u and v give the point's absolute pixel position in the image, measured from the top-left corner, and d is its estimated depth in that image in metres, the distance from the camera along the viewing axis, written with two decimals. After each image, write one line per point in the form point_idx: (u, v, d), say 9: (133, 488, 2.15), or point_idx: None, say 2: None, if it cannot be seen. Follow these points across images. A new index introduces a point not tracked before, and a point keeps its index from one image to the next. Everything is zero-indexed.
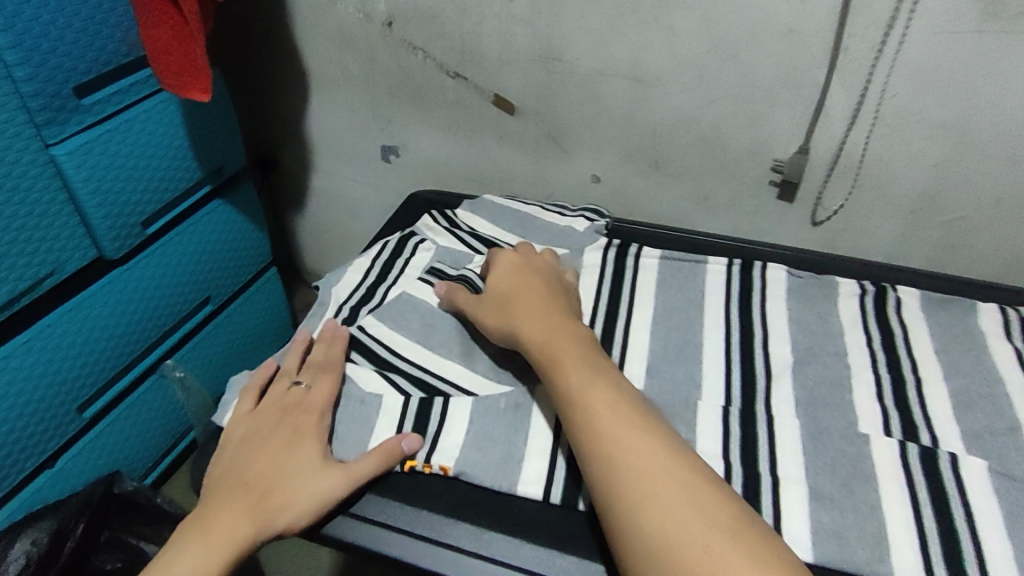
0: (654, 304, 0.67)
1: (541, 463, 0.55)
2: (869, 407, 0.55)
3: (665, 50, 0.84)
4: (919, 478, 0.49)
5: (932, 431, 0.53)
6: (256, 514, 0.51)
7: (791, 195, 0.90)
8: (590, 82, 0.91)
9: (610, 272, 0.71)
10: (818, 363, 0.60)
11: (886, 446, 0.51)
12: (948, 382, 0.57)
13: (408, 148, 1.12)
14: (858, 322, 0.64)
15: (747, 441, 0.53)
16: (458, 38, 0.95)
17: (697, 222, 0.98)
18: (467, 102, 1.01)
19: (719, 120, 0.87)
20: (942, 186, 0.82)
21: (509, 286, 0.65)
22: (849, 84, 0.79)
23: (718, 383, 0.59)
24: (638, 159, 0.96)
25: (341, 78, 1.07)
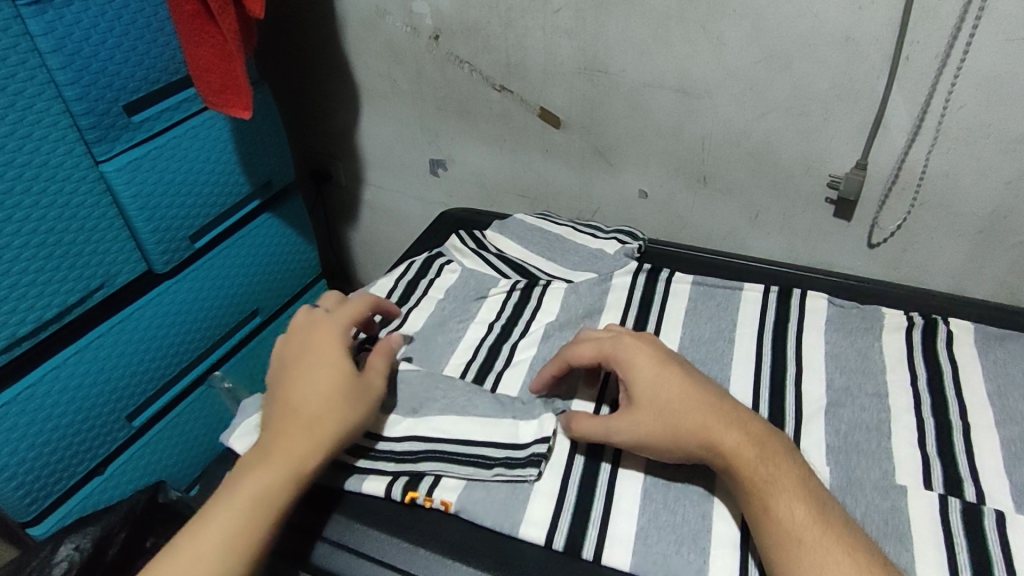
0: (680, 334, 0.65)
1: (546, 505, 0.54)
2: (908, 456, 0.52)
3: (713, 61, 0.81)
4: (961, 539, 0.46)
5: (978, 485, 0.50)
6: (312, 438, 0.54)
7: (848, 213, 0.84)
8: (636, 94, 0.89)
9: (638, 298, 0.69)
10: (854, 404, 0.57)
11: (924, 501, 0.48)
12: (1001, 430, 0.54)
13: (455, 162, 1.12)
14: (903, 359, 0.60)
15: None
16: (503, 51, 0.95)
17: (749, 240, 0.94)
18: (512, 115, 1.01)
19: (769, 131, 0.83)
20: (1018, 204, 0.76)
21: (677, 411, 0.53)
22: (911, 92, 0.73)
23: None
24: (685, 173, 0.93)
25: (390, 92, 1.09)
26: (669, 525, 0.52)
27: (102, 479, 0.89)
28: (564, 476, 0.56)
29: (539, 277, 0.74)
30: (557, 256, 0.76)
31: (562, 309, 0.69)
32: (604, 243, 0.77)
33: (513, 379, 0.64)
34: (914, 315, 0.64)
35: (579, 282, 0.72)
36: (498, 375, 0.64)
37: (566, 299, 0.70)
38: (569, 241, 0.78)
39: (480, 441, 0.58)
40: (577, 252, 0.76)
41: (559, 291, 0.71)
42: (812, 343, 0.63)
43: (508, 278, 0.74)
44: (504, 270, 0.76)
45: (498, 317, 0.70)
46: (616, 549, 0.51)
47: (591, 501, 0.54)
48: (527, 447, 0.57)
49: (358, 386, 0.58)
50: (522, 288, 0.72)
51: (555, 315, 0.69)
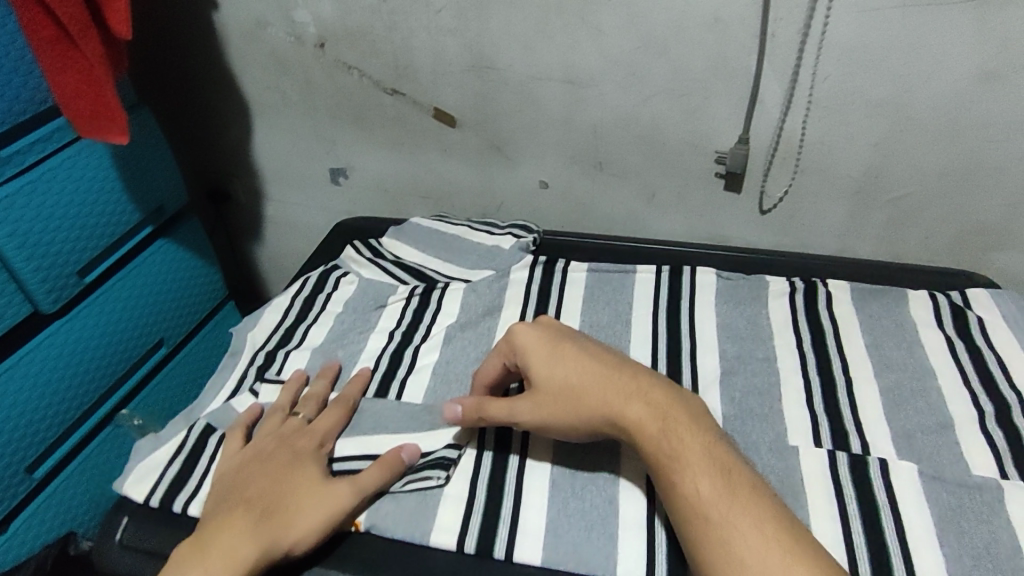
0: (579, 322, 0.66)
1: (456, 508, 0.53)
2: (797, 415, 0.54)
3: (594, 50, 0.82)
4: (850, 490, 0.49)
5: (862, 436, 0.53)
6: (258, 534, 0.48)
7: (737, 185, 0.87)
8: (525, 88, 0.89)
9: (535, 290, 0.69)
10: (747, 371, 0.59)
11: (815, 458, 0.51)
12: (879, 380, 0.57)
13: (356, 169, 1.09)
14: (788, 322, 0.63)
15: None
16: (390, 55, 0.93)
17: (648, 221, 0.96)
18: (407, 117, 0.99)
19: (655, 114, 0.85)
20: (886, 164, 0.80)
21: (567, 387, 0.52)
22: (782, 66, 0.76)
23: None
24: (581, 161, 0.94)
25: (282, 105, 1.05)
26: (577, 513, 0.52)
27: (5, 538, 0.81)
28: (474, 478, 0.55)
29: (438, 280, 0.72)
30: (455, 257, 0.75)
31: (462, 308, 0.68)
32: (500, 239, 0.76)
33: (415, 385, 0.62)
34: (796, 280, 0.67)
35: (478, 281, 0.71)
36: (402, 383, 0.63)
37: (466, 299, 0.69)
38: (466, 240, 0.77)
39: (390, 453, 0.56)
40: (475, 251, 0.75)
41: (458, 292, 0.70)
42: (703, 317, 0.65)
43: (407, 284, 0.73)
44: (402, 276, 0.74)
45: (399, 325, 0.68)
46: (527, 543, 0.51)
47: (501, 499, 0.54)
48: (436, 453, 0.56)
49: (323, 487, 0.52)
50: (421, 293, 0.70)
51: (455, 315, 0.68)
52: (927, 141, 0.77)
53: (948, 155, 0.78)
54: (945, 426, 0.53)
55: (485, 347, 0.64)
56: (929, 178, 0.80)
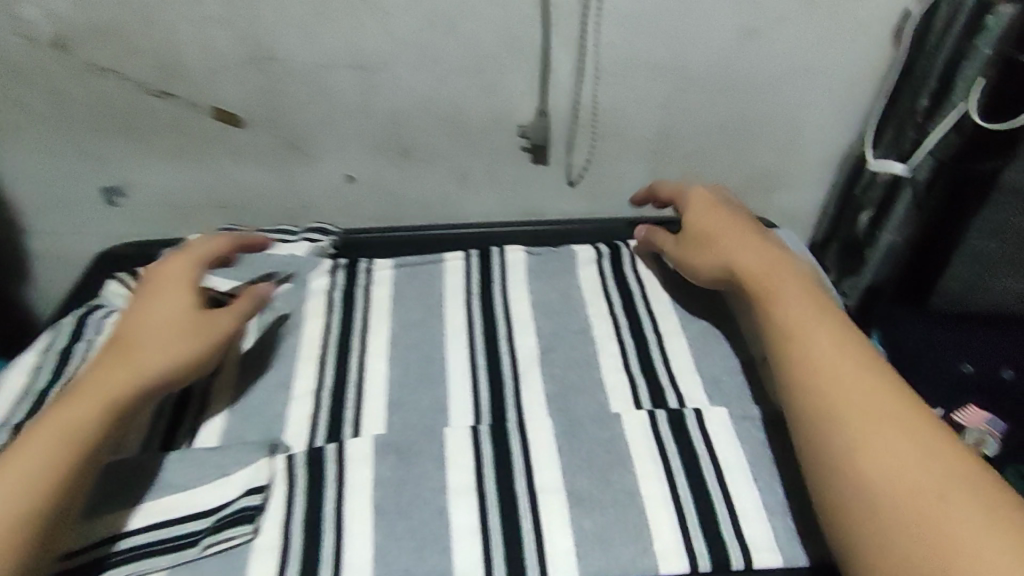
0: (390, 325, 0.65)
1: (272, 559, 0.48)
2: (617, 381, 0.59)
3: (382, 31, 0.77)
4: (672, 446, 0.54)
5: (677, 390, 0.59)
6: (93, 411, 0.48)
7: (544, 157, 0.87)
8: (315, 77, 0.82)
9: (340, 299, 0.67)
10: (565, 345, 0.63)
11: (638, 423, 0.55)
12: (686, 333, 0.64)
13: (135, 186, 0.93)
14: (599, 289, 0.68)
15: (499, 460, 0.53)
16: (153, 52, 0.80)
17: (463, 203, 0.93)
18: (185, 124, 0.86)
19: (454, 94, 0.82)
20: (675, 122, 0.83)
21: (704, 228, 0.64)
22: (569, 35, 0.76)
23: (467, 402, 0.58)
24: (386, 150, 0.88)
25: (26, 122, 0.85)
26: (407, 531, 0.49)
27: None
28: (286, 523, 0.50)
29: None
30: (245, 276, 0.68)
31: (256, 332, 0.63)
32: (293, 246, 0.71)
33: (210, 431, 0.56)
34: (601, 246, 0.72)
35: (275, 299, 0.65)
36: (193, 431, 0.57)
37: (259, 317, 0.64)
38: (256, 255, 0.70)
39: (181, 518, 0.49)
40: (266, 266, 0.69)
41: (252, 317, 0.64)
42: (520, 299, 0.67)
43: None
44: None
45: None
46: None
47: (321, 538, 0.49)
48: (234, 505, 0.50)
49: (187, 338, 0.55)
50: None
51: (251, 340, 0.62)
52: (707, 98, 0.81)
53: (725, 108, 0.82)
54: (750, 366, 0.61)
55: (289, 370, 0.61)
56: (713, 132, 0.84)
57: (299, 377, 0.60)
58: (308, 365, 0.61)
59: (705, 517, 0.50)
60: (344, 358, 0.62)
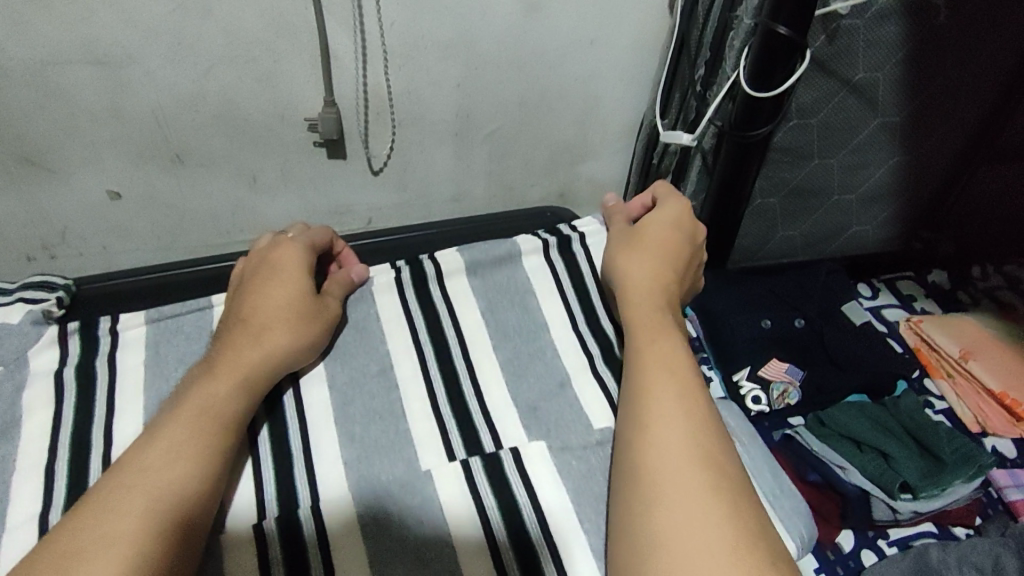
0: (145, 401, 0.57)
1: None
2: (426, 429, 0.56)
3: (117, 17, 0.62)
4: (488, 500, 0.50)
5: (490, 424, 0.57)
6: (179, 464, 0.45)
7: (340, 150, 0.78)
8: (39, 76, 0.64)
9: (72, 378, 0.57)
10: (363, 396, 0.58)
11: (452, 478, 0.51)
12: (497, 352, 0.62)
13: None
14: (401, 317, 0.65)
15: (295, 558, 0.46)
16: None
17: (260, 210, 0.81)
18: None
19: (225, 88, 0.70)
20: (472, 104, 0.78)
21: (622, 253, 0.64)
22: (344, 12, 0.66)
23: (254, 489, 0.51)
24: (153, 158, 0.73)
25: None
26: None
27: None
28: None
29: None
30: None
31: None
32: (5, 313, 0.60)
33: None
34: (399, 265, 0.68)
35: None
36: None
37: None
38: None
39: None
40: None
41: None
42: None
43: None
44: None
45: None
46: None
47: None
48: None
49: (238, 391, 0.52)
50: None
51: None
52: (501, 76, 0.76)
53: (523, 84, 0.78)
54: (564, 385, 0.60)
55: (3, 486, 0.51)
56: (514, 110, 0.80)
57: (18, 493, 0.50)
58: (32, 479, 0.51)
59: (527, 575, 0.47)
60: (83, 460, 0.53)
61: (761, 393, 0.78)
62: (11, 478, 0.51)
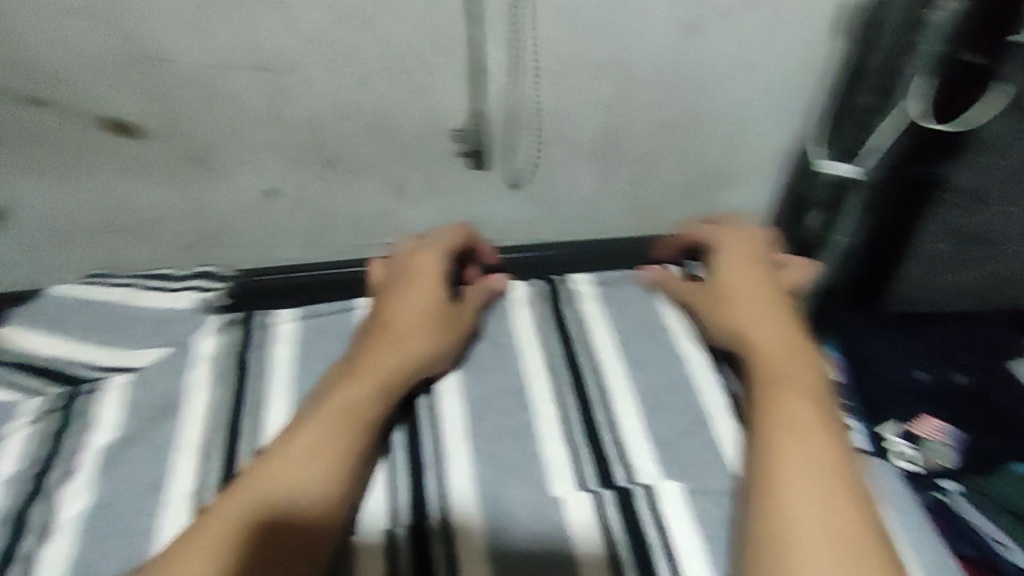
0: (293, 394, 0.60)
1: None
2: (558, 453, 0.55)
3: (290, 30, 0.66)
4: (619, 536, 0.49)
5: (624, 458, 0.55)
6: (301, 472, 0.46)
7: (481, 161, 0.79)
8: (209, 80, 0.69)
9: (232, 366, 0.61)
10: (497, 411, 0.58)
11: (582, 507, 0.50)
12: (633, 384, 0.60)
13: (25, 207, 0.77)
14: (534, 336, 0.64)
15: (425, 569, 0.48)
16: (26, 61, 0.66)
17: (400, 216, 0.84)
18: (77, 138, 0.72)
19: (378, 99, 0.73)
20: (616, 123, 0.77)
21: (730, 286, 0.60)
22: (500, 31, 0.68)
23: (387, 491, 0.52)
24: (308, 162, 0.77)
25: None
26: None
27: None
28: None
29: (97, 378, 0.61)
30: (120, 337, 0.64)
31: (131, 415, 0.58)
32: (179, 300, 0.67)
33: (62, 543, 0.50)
34: (532, 284, 0.69)
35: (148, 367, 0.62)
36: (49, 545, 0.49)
37: (138, 397, 0.59)
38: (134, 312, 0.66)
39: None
40: (145, 323, 0.65)
41: (122, 393, 0.59)
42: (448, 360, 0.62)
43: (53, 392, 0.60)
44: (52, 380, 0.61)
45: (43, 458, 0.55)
46: None
47: None
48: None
49: (370, 401, 0.52)
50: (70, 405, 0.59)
51: (116, 427, 0.57)
52: (648, 95, 0.75)
53: (667, 106, 0.76)
54: (701, 424, 0.57)
55: (166, 462, 0.55)
56: (654, 131, 0.78)
57: (179, 468, 0.54)
58: (189, 459, 0.55)
59: None
60: (237, 446, 0.56)
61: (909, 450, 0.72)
62: (176, 454, 0.55)
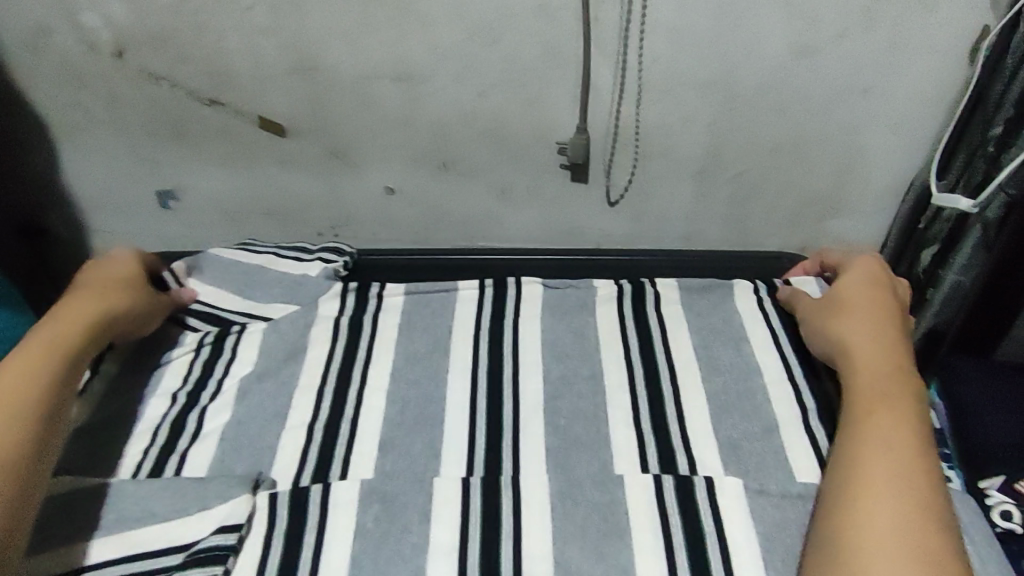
0: (394, 356, 0.64)
1: None
2: (625, 439, 0.56)
3: (424, 43, 0.74)
4: (676, 520, 0.49)
5: (689, 452, 0.55)
6: None
7: (583, 174, 0.82)
8: (357, 89, 0.78)
9: (347, 325, 0.66)
10: (572, 393, 0.60)
11: (641, 487, 0.51)
12: (706, 387, 0.60)
13: (187, 190, 0.89)
14: (616, 331, 0.66)
15: (488, 515, 0.49)
16: (207, 62, 0.77)
17: (503, 219, 0.88)
18: (236, 131, 0.83)
19: (494, 108, 0.78)
20: (724, 142, 0.77)
21: (844, 304, 0.60)
22: (615, 50, 0.71)
23: (460, 450, 0.55)
24: (426, 163, 0.84)
25: (90, 124, 0.83)
26: None
27: None
28: (261, 566, 0.47)
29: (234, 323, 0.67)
30: (255, 291, 0.68)
31: (261, 355, 0.63)
32: (309, 266, 0.70)
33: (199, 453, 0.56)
34: (621, 284, 0.70)
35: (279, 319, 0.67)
36: (182, 457, 0.55)
37: (266, 341, 0.65)
38: (269, 270, 0.70)
39: (157, 551, 0.47)
40: (278, 284, 0.69)
41: (257, 335, 0.65)
42: (530, 343, 0.65)
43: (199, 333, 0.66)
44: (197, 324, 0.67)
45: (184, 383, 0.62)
46: None
47: None
48: (205, 541, 0.47)
49: None
50: (212, 340, 0.65)
51: (253, 361, 0.63)
52: (755, 118, 0.75)
53: (775, 128, 0.76)
54: (769, 431, 0.56)
55: (287, 399, 0.60)
56: (760, 154, 0.78)
57: (296, 403, 0.60)
58: (306, 395, 0.60)
59: None
60: (345, 391, 0.60)
61: (1014, 509, 0.64)
62: (292, 392, 0.60)
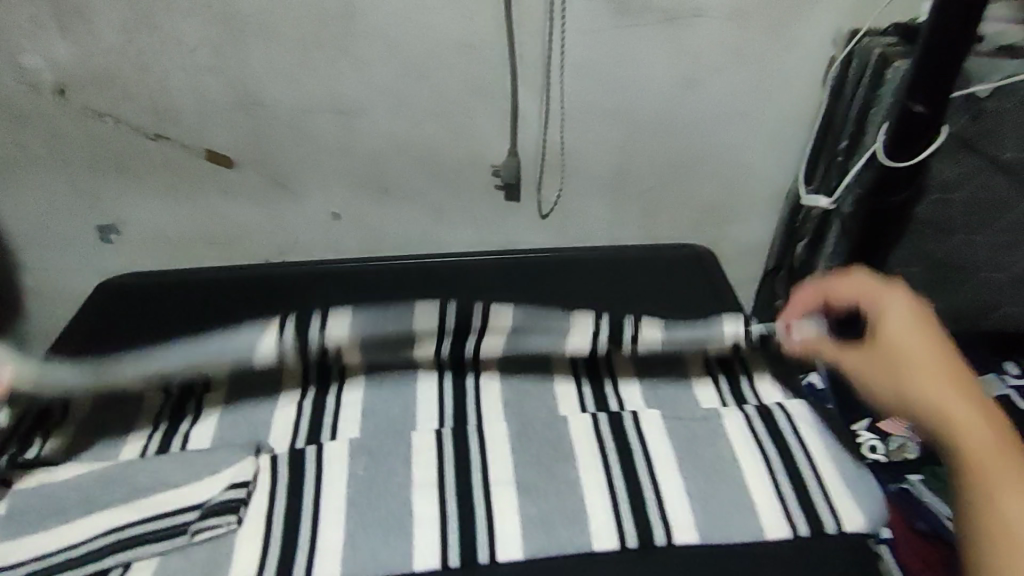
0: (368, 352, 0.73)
1: (254, 542, 0.56)
2: (565, 389, 0.71)
3: (362, 81, 0.83)
4: (608, 437, 0.64)
5: (615, 393, 0.71)
6: None
7: (516, 194, 0.93)
8: (297, 121, 0.86)
9: None
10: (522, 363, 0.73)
11: (582, 423, 0.66)
12: None
13: (127, 223, 0.94)
14: None
15: (460, 454, 0.62)
16: (147, 99, 0.83)
17: (442, 238, 0.97)
18: (177, 164, 0.89)
19: (427, 137, 0.88)
20: (629, 164, 0.91)
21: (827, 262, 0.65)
22: (533, 85, 0.83)
23: (434, 410, 0.69)
24: (368, 189, 0.92)
25: (28, 159, 0.87)
26: (374, 520, 0.57)
27: None
28: (269, 511, 0.58)
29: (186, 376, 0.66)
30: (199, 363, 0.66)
31: None
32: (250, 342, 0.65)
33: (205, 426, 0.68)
34: None
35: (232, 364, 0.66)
36: (185, 436, 0.67)
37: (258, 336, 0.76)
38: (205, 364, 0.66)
39: (174, 510, 0.57)
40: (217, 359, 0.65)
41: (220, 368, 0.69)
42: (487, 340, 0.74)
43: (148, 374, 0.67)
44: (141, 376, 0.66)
45: None
46: (328, 559, 0.55)
47: (297, 529, 0.57)
48: (221, 496, 0.58)
49: None
50: None
51: None
52: (657, 139, 0.88)
53: (670, 149, 0.89)
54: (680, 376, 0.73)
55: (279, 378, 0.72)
56: (661, 172, 0.92)
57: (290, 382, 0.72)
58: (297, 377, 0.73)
59: (633, 502, 0.59)
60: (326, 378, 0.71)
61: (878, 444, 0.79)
62: None
